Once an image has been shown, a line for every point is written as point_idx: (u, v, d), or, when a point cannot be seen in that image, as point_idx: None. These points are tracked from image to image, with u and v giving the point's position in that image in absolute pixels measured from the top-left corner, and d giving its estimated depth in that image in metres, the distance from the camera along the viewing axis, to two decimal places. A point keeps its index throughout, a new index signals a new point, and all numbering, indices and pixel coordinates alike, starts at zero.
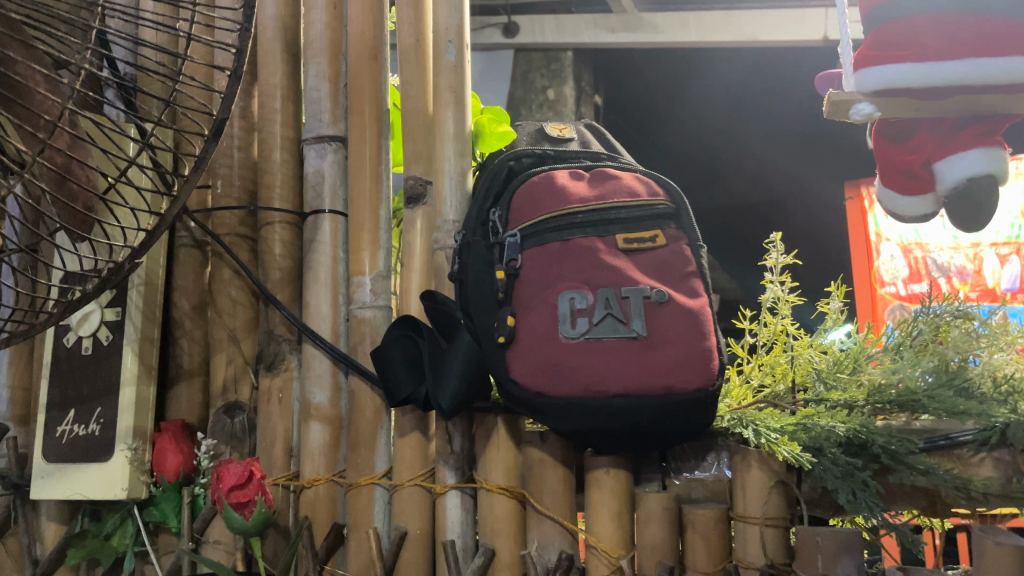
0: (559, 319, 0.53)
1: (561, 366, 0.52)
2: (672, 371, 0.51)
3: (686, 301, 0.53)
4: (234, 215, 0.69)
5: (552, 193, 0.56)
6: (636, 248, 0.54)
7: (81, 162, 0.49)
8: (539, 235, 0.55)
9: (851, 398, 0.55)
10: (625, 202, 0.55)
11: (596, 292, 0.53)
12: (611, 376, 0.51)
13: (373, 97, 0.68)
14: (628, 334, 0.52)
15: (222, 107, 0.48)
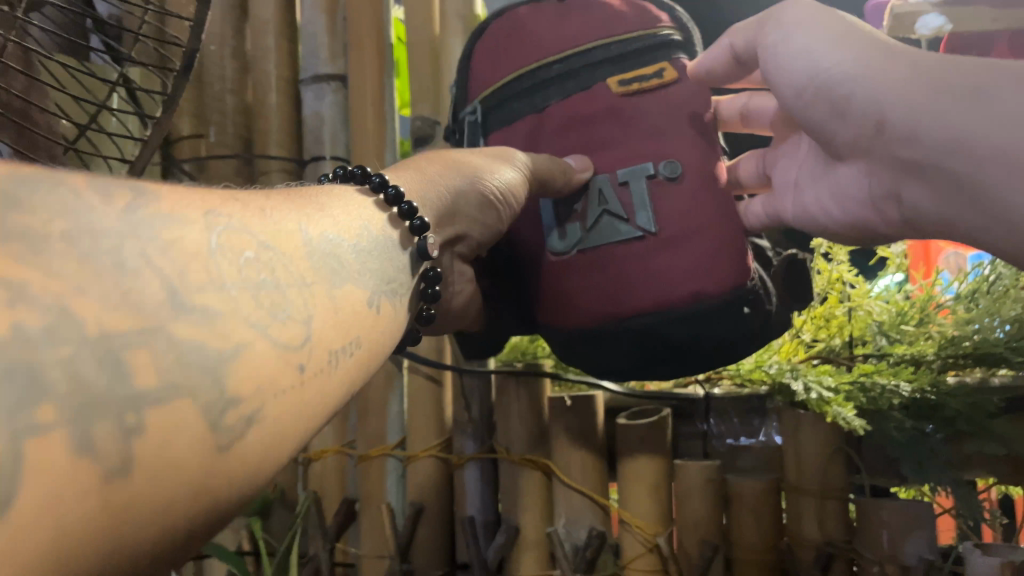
0: (545, 231, 0.42)
1: (562, 293, 0.40)
2: (697, 274, 0.37)
3: (703, 174, 0.39)
4: (228, 165, 0.63)
5: (515, 46, 0.41)
6: (636, 91, 0.39)
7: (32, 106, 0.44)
8: (509, 107, 0.42)
9: (919, 352, 0.49)
10: (611, 34, 0.40)
11: (587, 183, 0.40)
12: (625, 293, 0.38)
13: (374, 27, 0.61)
14: (630, 234, 0.38)
15: (191, 35, 0.42)
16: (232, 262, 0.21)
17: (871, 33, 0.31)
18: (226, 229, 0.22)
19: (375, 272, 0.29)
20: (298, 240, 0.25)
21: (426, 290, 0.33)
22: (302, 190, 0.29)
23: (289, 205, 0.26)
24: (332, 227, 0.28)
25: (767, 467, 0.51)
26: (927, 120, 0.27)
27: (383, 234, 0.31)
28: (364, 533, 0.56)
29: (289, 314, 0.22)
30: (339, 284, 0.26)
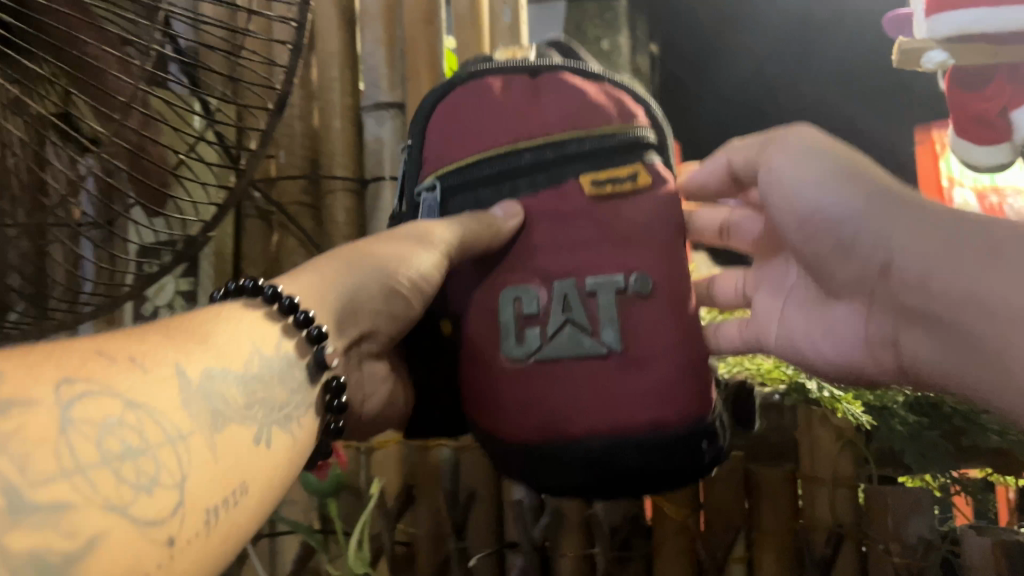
0: (501, 331, 0.43)
1: (512, 403, 0.42)
2: (659, 403, 0.41)
3: (668, 293, 0.43)
4: (297, 184, 0.70)
5: (488, 117, 0.44)
6: (611, 192, 0.43)
7: (149, 142, 0.52)
8: (476, 192, 0.45)
9: None
10: (589, 130, 0.43)
11: (550, 287, 0.43)
12: (584, 412, 0.41)
13: (429, 61, 0.68)
14: (598, 350, 0.41)
15: (284, 80, 0.49)
16: (90, 438, 0.24)
17: (863, 176, 0.38)
18: (81, 402, 0.24)
19: (266, 401, 0.32)
20: (177, 393, 0.27)
21: (332, 402, 0.36)
22: (182, 326, 0.31)
23: (169, 347, 0.28)
24: (218, 359, 0.30)
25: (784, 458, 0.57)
26: (933, 274, 0.33)
27: (277, 356, 0.33)
28: (422, 516, 0.63)
29: (160, 477, 0.25)
30: (220, 426, 0.29)
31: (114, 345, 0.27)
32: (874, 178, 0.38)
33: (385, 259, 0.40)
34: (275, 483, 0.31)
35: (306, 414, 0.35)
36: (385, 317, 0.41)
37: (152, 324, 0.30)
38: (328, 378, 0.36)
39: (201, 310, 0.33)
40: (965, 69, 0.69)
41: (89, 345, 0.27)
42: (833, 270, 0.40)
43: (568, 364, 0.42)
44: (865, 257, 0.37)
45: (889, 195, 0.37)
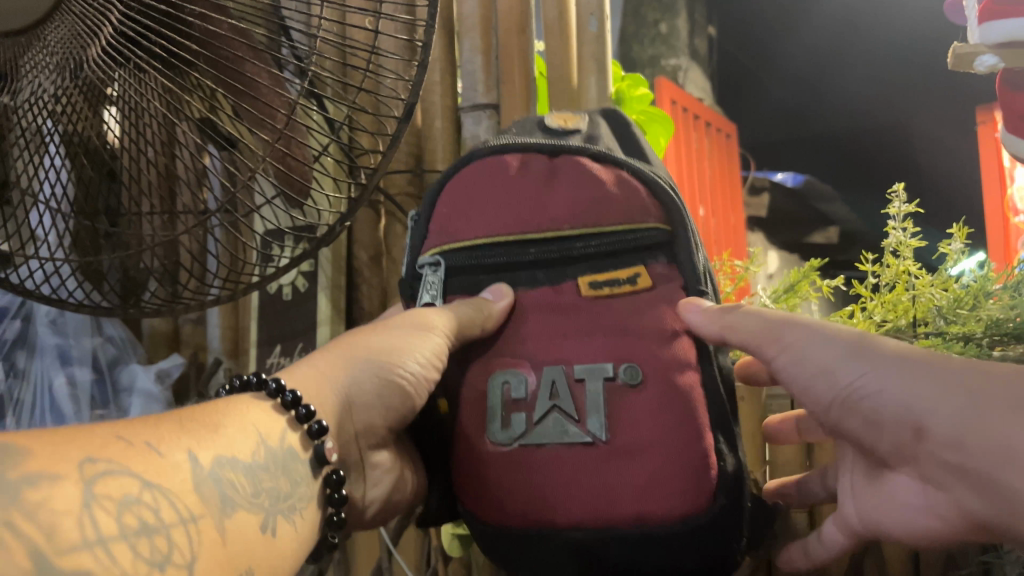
0: (490, 413, 0.53)
1: (502, 494, 0.52)
2: (642, 495, 0.49)
3: (659, 388, 0.51)
4: (404, 177, 0.79)
5: (504, 208, 0.55)
6: (607, 293, 0.53)
7: (295, 142, 0.62)
8: (494, 275, 0.56)
9: (968, 332, 0.62)
10: (597, 236, 0.54)
11: (539, 373, 0.52)
12: (569, 503, 0.50)
13: (522, 66, 0.76)
14: (582, 437, 0.50)
15: (412, 93, 0.60)
16: (112, 511, 0.33)
17: (871, 349, 0.42)
18: (112, 484, 0.34)
19: (271, 489, 0.43)
20: (188, 476, 0.38)
21: (331, 493, 0.47)
22: (192, 418, 0.42)
23: (186, 441, 0.39)
24: (226, 448, 0.41)
25: None
26: (970, 436, 0.36)
27: (283, 448, 0.45)
28: None
29: (174, 551, 0.35)
30: (229, 509, 0.39)
31: (134, 433, 0.38)
32: (881, 345, 0.43)
33: (382, 348, 0.52)
34: (284, 556, 0.42)
35: (306, 505, 0.46)
36: (383, 409, 0.52)
37: (184, 411, 0.42)
38: (327, 472, 0.47)
39: (224, 402, 0.45)
40: (1017, 68, 0.74)
41: (112, 430, 0.37)
42: (874, 447, 0.43)
43: (550, 447, 0.51)
44: (897, 432, 0.41)
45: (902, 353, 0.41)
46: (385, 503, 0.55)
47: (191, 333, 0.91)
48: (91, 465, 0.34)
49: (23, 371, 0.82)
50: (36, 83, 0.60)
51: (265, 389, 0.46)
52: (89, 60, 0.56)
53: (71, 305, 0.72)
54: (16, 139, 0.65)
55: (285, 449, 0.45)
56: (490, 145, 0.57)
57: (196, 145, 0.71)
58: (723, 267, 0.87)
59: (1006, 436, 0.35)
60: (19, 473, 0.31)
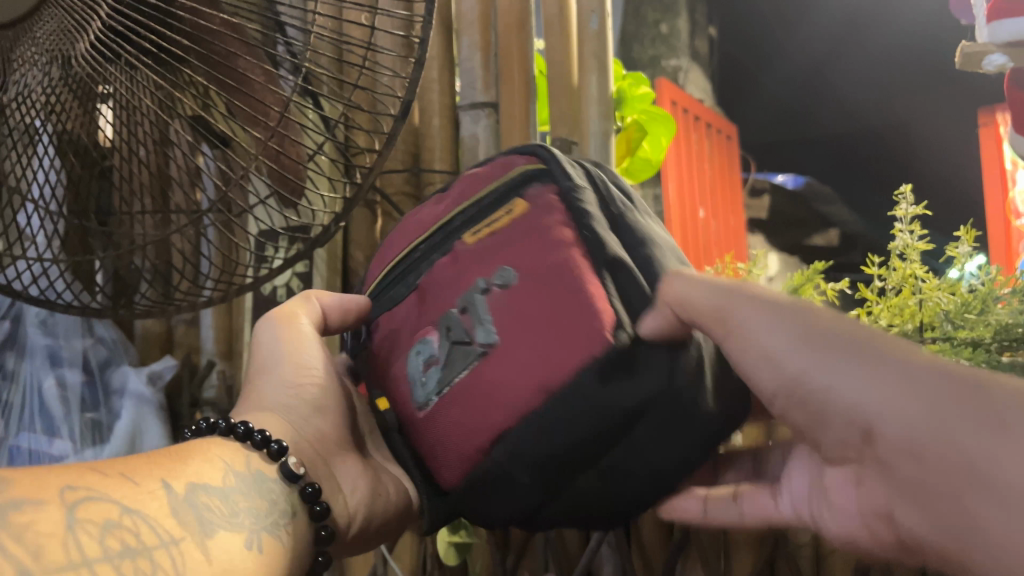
0: (412, 386, 0.46)
1: (448, 447, 0.44)
2: (545, 362, 0.41)
3: (530, 266, 0.44)
4: (401, 176, 0.78)
5: (402, 231, 0.54)
6: (483, 236, 0.48)
7: (290, 141, 0.60)
8: (401, 279, 0.51)
9: (979, 336, 0.60)
10: (475, 198, 0.50)
11: (437, 329, 0.46)
12: (489, 410, 0.42)
13: (521, 65, 0.74)
14: (473, 352, 0.43)
15: (409, 90, 0.59)
16: (92, 532, 0.34)
17: (828, 343, 0.36)
18: (86, 511, 0.35)
19: (251, 510, 0.42)
20: (163, 501, 0.38)
21: (312, 507, 0.46)
22: (161, 458, 0.42)
23: (160, 472, 0.40)
24: (196, 477, 0.42)
25: None
26: (930, 446, 0.31)
27: (250, 474, 0.45)
28: None
29: (158, 569, 0.35)
30: (212, 529, 0.39)
31: (108, 468, 0.39)
32: (819, 330, 0.36)
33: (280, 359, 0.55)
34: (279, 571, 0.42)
35: (290, 521, 0.44)
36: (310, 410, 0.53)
37: (159, 452, 0.43)
38: (302, 484, 0.46)
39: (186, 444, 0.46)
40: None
41: (85, 466, 0.38)
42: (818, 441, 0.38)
43: (461, 378, 0.44)
44: (845, 430, 0.35)
45: (861, 349, 0.35)
46: (369, 517, 0.53)
47: (183, 334, 0.90)
48: (62, 494, 0.35)
49: (13, 373, 0.81)
50: (25, 78, 0.59)
51: (219, 429, 0.47)
52: (77, 56, 0.54)
53: (61, 307, 0.71)
54: (8, 137, 0.64)
55: (252, 477, 0.45)
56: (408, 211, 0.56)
57: (189, 144, 0.70)
58: (727, 269, 0.86)
59: (961, 450, 0.30)
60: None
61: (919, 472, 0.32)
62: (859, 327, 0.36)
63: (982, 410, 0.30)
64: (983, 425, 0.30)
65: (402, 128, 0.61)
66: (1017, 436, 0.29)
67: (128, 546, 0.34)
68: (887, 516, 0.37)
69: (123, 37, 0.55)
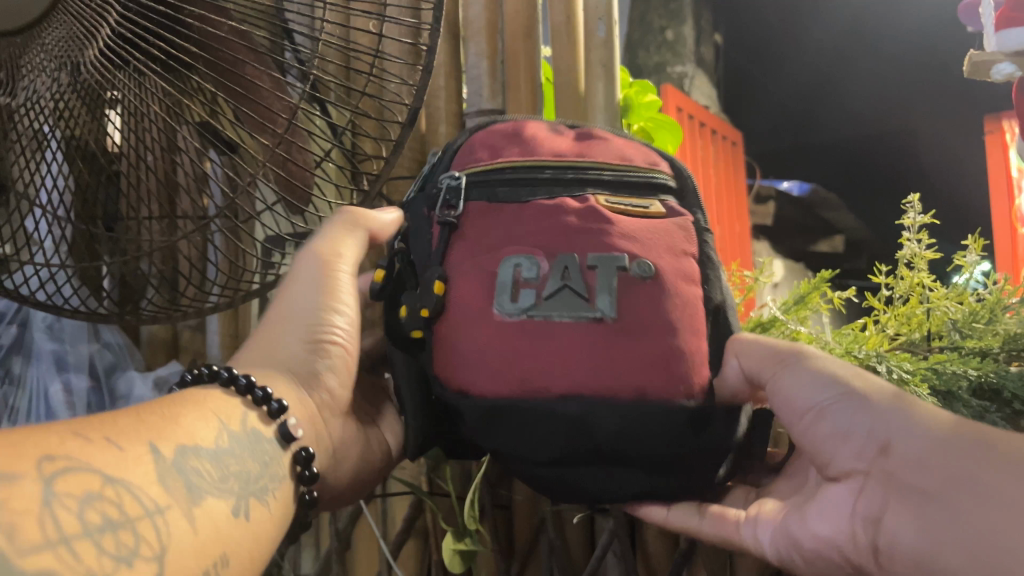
0: (500, 288, 0.48)
1: (492, 367, 0.48)
2: (645, 370, 0.46)
3: (671, 282, 0.48)
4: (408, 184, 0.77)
5: (523, 137, 0.54)
6: (619, 207, 0.50)
7: (298, 148, 0.60)
8: (513, 183, 0.52)
9: (986, 346, 0.60)
10: (613, 165, 0.52)
11: (551, 259, 0.48)
12: (560, 369, 0.46)
13: (528, 72, 0.76)
14: (591, 312, 0.47)
15: (417, 98, 0.59)
16: (72, 507, 0.34)
17: (875, 390, 0.43)
18: (66, 481, 0.35)
19: (239, 473, 0.43)
20: (149, 468, 0.38)
21: (303, 472, 0.47)
22: (156, 413, 0.42)
23: (148, 433, 0.40)
24: (187, 438, 0.42)
25: None
26: (944, 462, 0.38)
27: (245, 433, 0.45)
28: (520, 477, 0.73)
29: (141, 543, 0.35)
30: (199, 498, 0.40)
31: (93, 430, 0.38)
32: (873, 383, 0.44)
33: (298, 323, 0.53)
34: (258, 536, 0.43)
35: (278, 485, 0.46)
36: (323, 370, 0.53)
37: (152, 408, 0.43)
38: (295, 449, 0.47)
39: (179, 395, 0.46)
40: None
41: (68, 427, 0.38)
42: (829, 461, 0.44)
43: (559, 320, 0.47)
44: (862, 444, 0.42)
45: (904, 399, 0.42)
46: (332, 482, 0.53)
47: (190, 339, 0.90)
48: (43, 464, 0.35)
49: (19, 378, 0.82)
50: (34, 85, 0.58)
51: (221, 381, 0.47)
52: (86, 63, 0.55)
53: (68, 311, 0.71)
54: (15, 142, 0.64)
55: (245, 436, 0.45)
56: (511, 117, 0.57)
57: (196, 150, 0.70)
58: (733, 277, 0.86)
59: (968, 474, 0.37)
60: None
61: (928, 487, 0.38)
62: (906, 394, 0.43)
63: (987, 445, 0.37)
64: (984, 455, 0.37)
65: (410, 136, 0.61)
66: (1009, 459, 0.36)
67: (110, 520, 0.35)
68: (876, 522, 0.40)
69: (131, 43, 0.55)
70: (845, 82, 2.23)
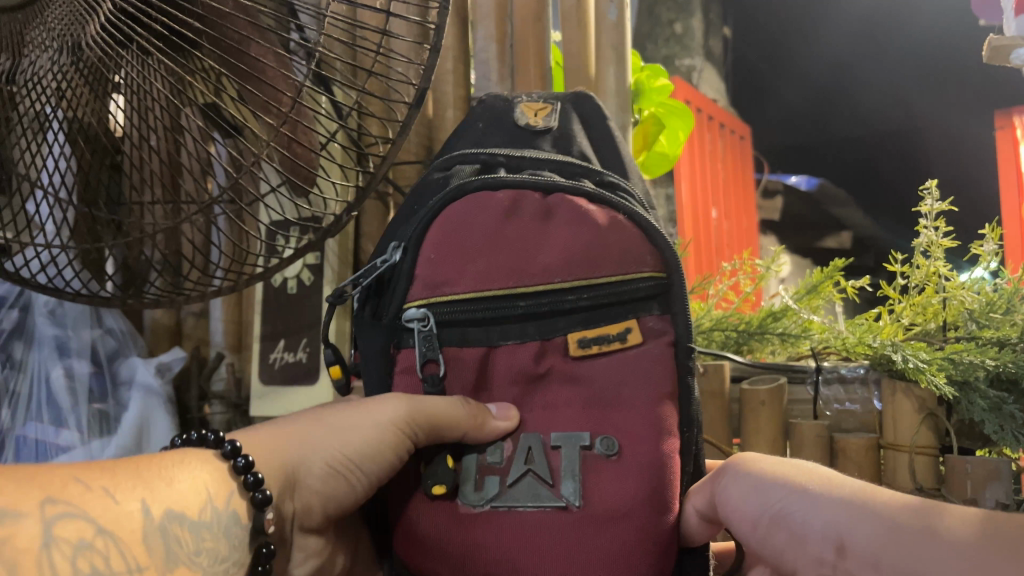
0: (462, 477, 0.50)
1: (454, 553, 0.48)
2: (614, 569, 0.46)
3: (640, 455, 0.48)
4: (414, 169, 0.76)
5: (494, 250, 0.51)
6: (595, 351, 0.51)
7: (303, 129, 0.59)
8: (482, 319, 0.51)
9: (1004, 336, 0.59)
10: (590, 285, 0.51)
11: (516, 442, 0.50)
12: (531, 571, 0.46)
13: (537, 54, 0.75)
14: (556, 502, 0.47)
15: (424, 79, 0.58)
16: (65, 555, 0.33)
17: (814, 486, 0.44)
18: (58, 525, 0.33)
19: (213, 550, 0.40)
20: (138, 525, 0.36)
21: (256, 566, 0.42)
22: (155, 466, 0.40)
23: (140, 488, 0.38)
24: (177, 502, 0.39)
25: (867, 428, 0.65)
26: (881, 549, 0.38)
27: (227, 509, 0.41)
28: None
29: None
30: (174, 565, 0.37)
31: (94, 476, 0.36)
32: (826, 482, 0.44)
33: (349, 434, 0.48)
34: None
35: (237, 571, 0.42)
36: (324, 498, 0.48)
37: (149, 460, 0.40)
38: (259, 543, 0.43)
39: (170, 454, 0.43)
40: None
41: (69, 471, 0.36)
42: (794, 569, 0.44)
43: (523, 510, 0.48)
44: (816, 545, 0.42)
45: (838, 490, 0.43)
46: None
47: (193, 327, 0.90)
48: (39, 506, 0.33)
49: (20, 363, 0.81)
50: (36, 64, 0.57)
51: (220, 450, 0.43)
52: (88, 38, 0.54)
53: (69, 295, 0.70)
54: (16, 124, 0.63)
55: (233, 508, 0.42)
56: (482, 183, 0.52)
57: (200, 132, 0.69)
58: (743, 267, 0.85)
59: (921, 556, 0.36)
60: None
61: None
62: (844, 478, 0.44)
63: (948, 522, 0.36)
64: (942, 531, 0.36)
65: (416, 117, 0.60)
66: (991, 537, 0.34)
67: None
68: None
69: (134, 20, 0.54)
70: (860, 77, 2.25)
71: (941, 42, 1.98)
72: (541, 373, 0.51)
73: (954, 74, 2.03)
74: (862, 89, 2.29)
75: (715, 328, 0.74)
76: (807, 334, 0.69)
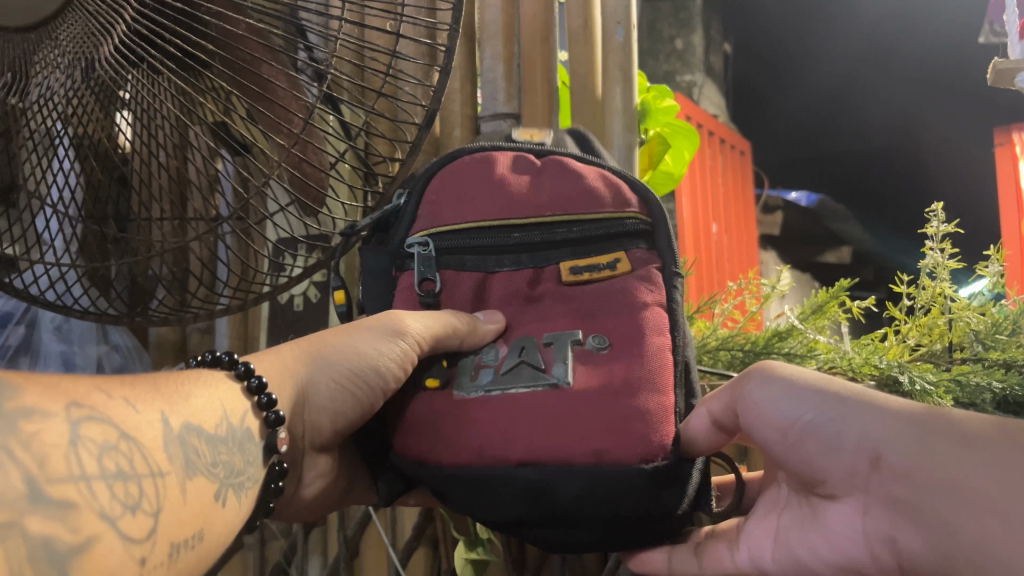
0: (461, 374, 0.51)
1: (452, 433, 0.49)
2: (605, 434, 0.45)
3: (630, 344, 0.49)
4: None
5: (488, 187, 0.54)
6: (586, 279, 0.52)
7: (312, 149, 0.59)
8: (478, 249, 0.54)
9: (1010, 357, 0.59)
10: (581, 219, 0.53)
11: (511, 343, 0.51)
12: (523, 435, 0.46)
13: (544, 75, 0.75)
14: (546, 380, 0.48)
15: (434, 99, 0.58)
16: (92, 453, 0.31)
17: (848, 396, 0.43)
18: (87, 424, 0.31)
19: (227, 464, 0.39)
20: (160, 433, 0.35)
21: (269, 485, 0.44)
22: (171, 383, 0.39)
23: (158, 401, 0.36)
24: (192, 415, 0.38)
25: None
26: (926, 467, 0.38)
27: (239, 425, 0.41)
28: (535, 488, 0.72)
29: (143, 500, 0.32)
30: (192, 475, 0.36)
31: (113, 386, 0.35)
32: (852, 391, 0.43)
33: (349, 349, 0.48)
34: (226, 534, 0.39)
35: (249, 488, 0.41)
36: (332, 412, 0.49)
37: (158, 377, 0.39)
38: (273, 462, 0.44)
39: (185, 373, 0.42)
40: None
41: (92, 380, 0.34)
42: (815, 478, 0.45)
43: (515, 392, 0.48)
44: (852, 459, 0.42)
45: (871, 402, 0.42)
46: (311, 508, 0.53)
47: (197, 342, 0.90)
48: (65, 405, 0.31)
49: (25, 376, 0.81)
50: (48, 80, 0.57)
51: (234, 371, 0.43)
52: (101, 59, 0.53)
53: (76, 311, 0.70)
54: (24, 139, 0.63)
55: (240, 430, 0.41)
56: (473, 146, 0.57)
57: (208, 150, 0.69)
58: (749, 285, 0.85)
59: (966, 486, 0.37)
60: (12, 405, 0.28)
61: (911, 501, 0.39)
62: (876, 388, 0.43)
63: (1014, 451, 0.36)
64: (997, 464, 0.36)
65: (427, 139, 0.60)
66: None
67: (116, 477, 0.31)
68: None
69: (146, 40, 0.54)
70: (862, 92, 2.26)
71: (941, 59, 2.00)
72: (536, 296, 0.53)
73: (956, 90, 2.05)
74: (863, 104, 2.31)
75: (719, 349, 0.74)
76: (812, 353, 0.69)
